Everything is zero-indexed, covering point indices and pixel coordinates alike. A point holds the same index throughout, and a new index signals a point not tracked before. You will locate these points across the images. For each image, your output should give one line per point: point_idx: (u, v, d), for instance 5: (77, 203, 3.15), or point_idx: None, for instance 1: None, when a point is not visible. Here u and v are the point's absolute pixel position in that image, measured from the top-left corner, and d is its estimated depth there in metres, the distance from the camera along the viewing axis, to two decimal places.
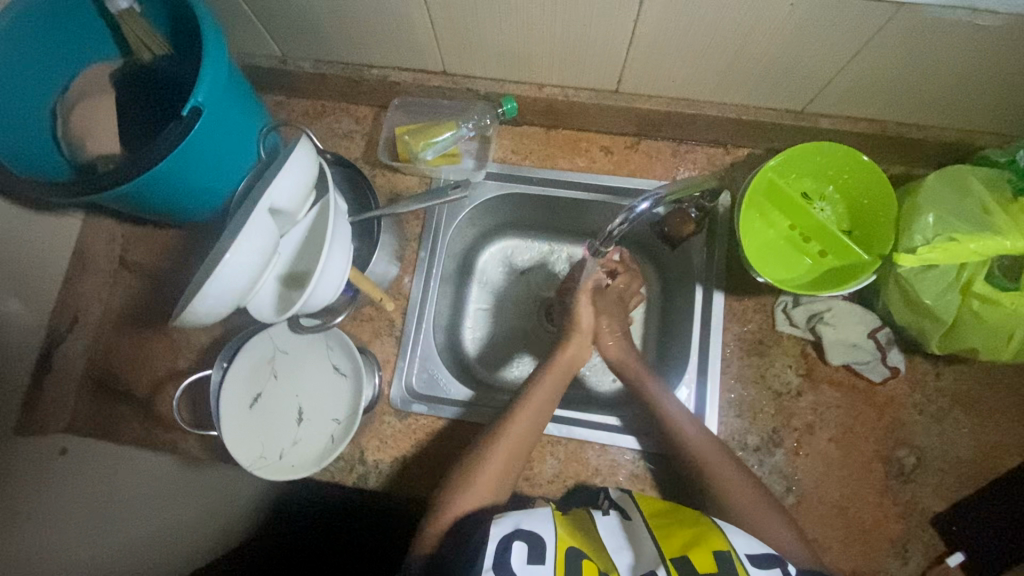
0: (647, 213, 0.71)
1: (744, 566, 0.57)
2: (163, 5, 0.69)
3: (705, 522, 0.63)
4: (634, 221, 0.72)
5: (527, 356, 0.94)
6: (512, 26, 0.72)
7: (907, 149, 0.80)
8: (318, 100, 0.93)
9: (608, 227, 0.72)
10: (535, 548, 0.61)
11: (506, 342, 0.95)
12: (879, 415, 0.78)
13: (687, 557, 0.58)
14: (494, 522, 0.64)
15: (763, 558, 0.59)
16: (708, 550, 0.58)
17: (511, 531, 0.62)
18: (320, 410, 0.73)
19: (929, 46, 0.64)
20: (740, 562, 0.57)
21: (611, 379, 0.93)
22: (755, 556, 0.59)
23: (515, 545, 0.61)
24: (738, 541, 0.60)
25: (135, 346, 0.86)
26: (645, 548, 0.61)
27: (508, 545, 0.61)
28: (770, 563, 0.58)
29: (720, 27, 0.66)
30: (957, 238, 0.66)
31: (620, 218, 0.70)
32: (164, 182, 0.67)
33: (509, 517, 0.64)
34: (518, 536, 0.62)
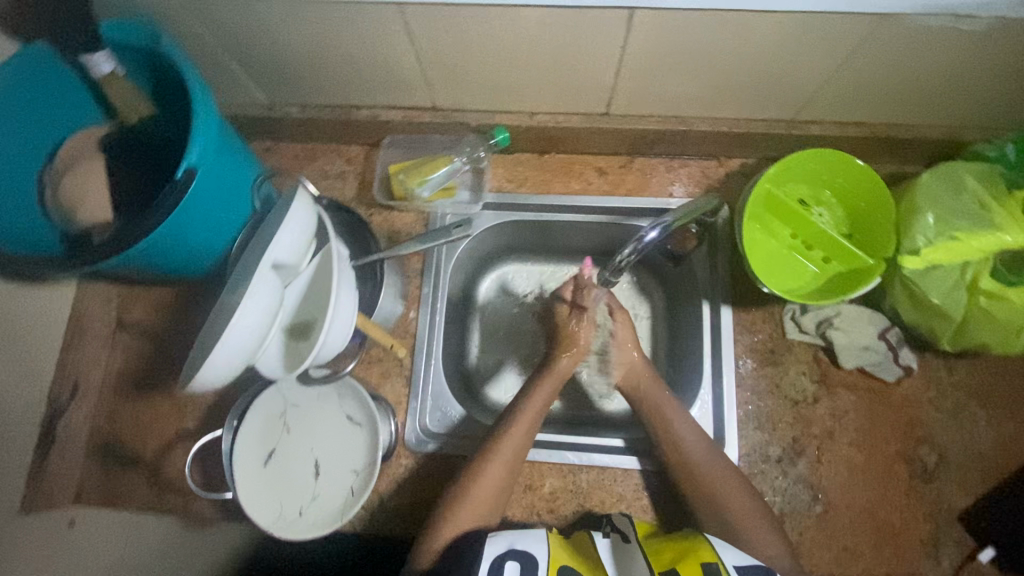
0: (656, 241, 0.71)
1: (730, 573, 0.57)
2: (148, 66, 0.69)
3: (696, 538, 0.62)
4: (643, 250, 0.72)
5: (513, 380, 0.92)
6: (499, 60, 0.73)
7: (899, 149, 0.80)
8: (309, 142, 0.92)
9: (618, 257, 0.74)
10: (526, 569, 0.60)
11: (501, 367, 0.93)
12: (897, 415, 0.78)
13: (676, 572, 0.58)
14: (486, 542, 0.64)
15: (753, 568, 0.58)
16: (696, 564, 0.58)
17: (505, 550, 0.62)
18: (337, 462, 0.71)
19: (913, 52, 0.65)
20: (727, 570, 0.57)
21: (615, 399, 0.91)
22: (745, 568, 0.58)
23: (507, 566, 0.60)
24: (727, 554, 0.59)
25: (139, 408, 0.84)
26: (636, 566, 0.60)
27: (501, 567, 0.60)
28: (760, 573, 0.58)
29: (707, 48, 0.67)
30: (959, 237, 0.67)
31: (629, 248, 0.72)
32: (162, 245, 0.66)
33: (503, 537, 0.64)
34: (512, 556, 0.61)
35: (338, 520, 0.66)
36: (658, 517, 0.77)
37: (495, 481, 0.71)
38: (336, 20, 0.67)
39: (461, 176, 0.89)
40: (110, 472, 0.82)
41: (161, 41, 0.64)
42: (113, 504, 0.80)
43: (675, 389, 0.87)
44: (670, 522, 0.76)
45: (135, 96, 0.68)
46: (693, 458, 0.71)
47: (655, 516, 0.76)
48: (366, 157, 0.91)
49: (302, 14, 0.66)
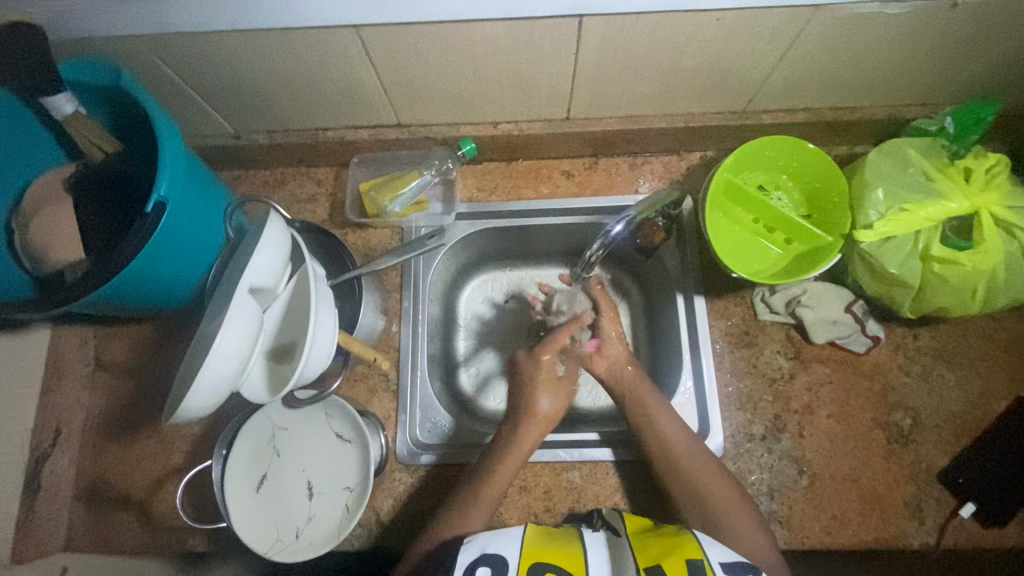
0: (621, 233, 0.76)
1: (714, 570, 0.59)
2: (111, 106, 0.69)
3: (682, 532, 0.64)
4: (610, 243, 0.78)
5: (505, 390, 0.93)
6: (459, 75, 0.75)
7: (846, 130, 0.84)
8: (279, 168, 0.93)
9: (588, 253, 0.80)
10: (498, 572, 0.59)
11: (492, 376, 0.94)
12: (870, 383, 0.81)
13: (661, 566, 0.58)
14: (460, 549, 0.63)
15: (736, 565, 0.60)
16: (681, 558, 0.59)
17: (477, 556, 0.61)
18: (330, 480, 0.71)
19: (847, 38, 0.69)
20: (712, 569, 0.59)
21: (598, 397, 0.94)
22: (729, 564, 0.60)
23: (479, 573, 0.60)
24: (713, 551, 0.61)
25: (124, 448, 0.83)
26: (625, 566, 0.60)
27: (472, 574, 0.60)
28: (744, 570, 0.60)
29: (656, 49, 0.70)
30: (908, 208, 0.70)
31: (598, 242, 0.77)
32: (137, 279, 0.66)
33: (476, 542, 0.63)
34: (484, 561, 0.61)
35: (336, 537, 0.66)
36: (652, 506, 0.78)
37: (490, 485, 0.72)
38: (295, 45, 0.68)
39: (427, 189, 0.90)
40: (100, 515, 0.80)
41: (121, 78, 0.65)
42: (105, 547, 0.79)
43: (659, 379, 0.89)
44: (665, 509, 0.78)
45: (97, 131, 0.69)
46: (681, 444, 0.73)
47: (650, 504, 0.78)
48: (337, 177, 0.92)
49: (261, 43, 0.68)
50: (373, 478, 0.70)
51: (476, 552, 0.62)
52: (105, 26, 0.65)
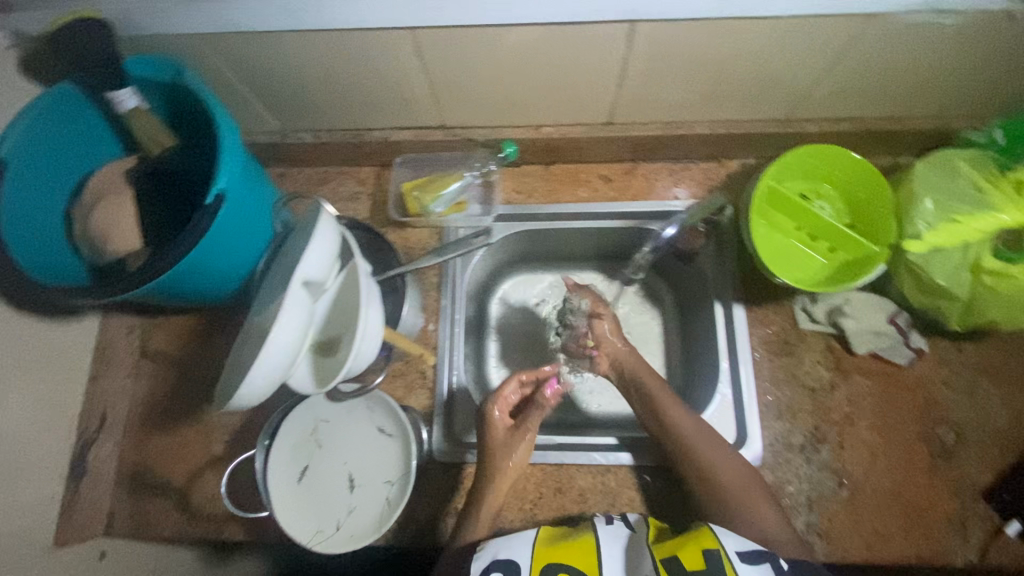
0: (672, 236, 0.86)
1: (733, 565, 0.58)
2: (173, 102, 0.72)
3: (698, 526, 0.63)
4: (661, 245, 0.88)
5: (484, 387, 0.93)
6: (506, 78, 0.76)
7: (891, 141, 0.84)
8: (321, 166, 0.95)
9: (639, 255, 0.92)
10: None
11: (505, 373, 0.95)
12: (913, 396, 0.80)
13: (678, 560, 0.59)
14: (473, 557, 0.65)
15: (755, 554, 0.60)
16: (696, 551, 0.59)
17: (489, 562, 0.63)
18: (370, 474, 0.72)
19: (898, 48, 0.69)
20: (730, 560, 0.58)
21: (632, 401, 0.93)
22: (746, 553, 0.60)
23: None
24: (729, 540, 0.60)
25: (165, 436, 0.85)
26: (639, 563, 0.62)
27: None
28: (761, 559, 0.60)
29: (704, 55, 0.71)
30: (959, 219, 0.69)
31: (649, 245, 0.89)
32: (193, 270, 0.68)
33: (487, 550, 0.65)
34: (497, 567, 0.63)
35: (377, 531, 0.66)
36: (687, 513, 0.77)
37: None
38: (351, 46, 0.70)
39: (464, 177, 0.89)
40: (142, 500, 0.82)
41: (184, 74, 0.67)
42: (146, 533, 0.80)
43: (695, 385, 0.89)
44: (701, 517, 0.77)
45: (155, 126, 0.71)
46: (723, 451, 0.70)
47: (685, 510, 0.77)
48: (377, 177, 0.94)
49: (318, 43, 0.69)
50: (415, 472, 0.70)
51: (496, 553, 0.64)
52: (172, 24, 0.67)
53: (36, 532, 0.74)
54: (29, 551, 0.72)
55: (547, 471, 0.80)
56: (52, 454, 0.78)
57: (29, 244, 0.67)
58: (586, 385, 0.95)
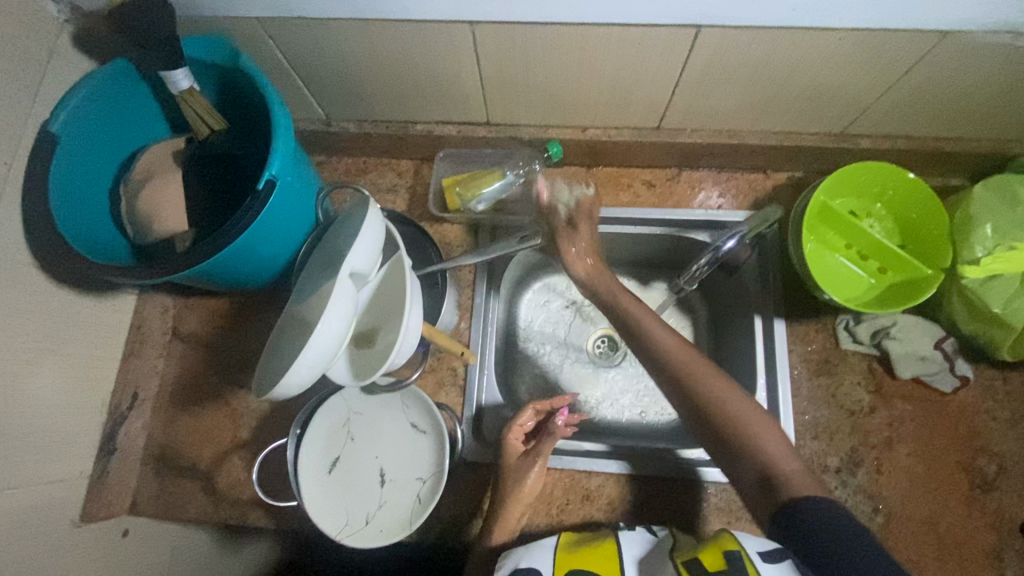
0: (732, 250, 0.78)
1: (754, 564, 0.54)
2: (225, 84, 0.71)
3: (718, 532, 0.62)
4: (718, 258, 0.79)
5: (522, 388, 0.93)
6: (560, 78, 0.75)
7: (946, 162, 0.82)
8: (362, 156, 0.94)
9: (694, 267, 0.81)
10: None
11: (538, 373, 0.94)
12: (955, 424, 0.78)
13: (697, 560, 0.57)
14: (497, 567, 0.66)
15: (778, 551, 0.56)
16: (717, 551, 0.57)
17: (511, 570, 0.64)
18: (401, 470, 0.71)
19: (970, 68, 0.67)
20: (752, 560, 0.55)
21: (664, 410, 0.91)
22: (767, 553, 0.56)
23: None
24: (749, 542, 0.58)
25: (195, 418, 0.85)
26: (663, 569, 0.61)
27: None
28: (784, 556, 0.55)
29: (767, 65, 0.69)
30: (1018, 248, 0.68)
31: (705, 257, 0.78)
32: (238, 256, 0.67)
33: (511, 559, 0.65)
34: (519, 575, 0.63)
35: (407, 528, 0.66)
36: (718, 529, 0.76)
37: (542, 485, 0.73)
38: (406, 36, 0.69)
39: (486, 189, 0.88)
40: (169, 481, 0.82)
41: (240, 58, 0.66)
42: (170, 514, 0.80)
43: None
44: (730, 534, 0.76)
45: (207, 109, 0.70)
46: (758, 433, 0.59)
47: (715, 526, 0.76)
48: (417, 169, 0.93)
49: (376, 34, 0.69)
50: (447, 471, 0.69)
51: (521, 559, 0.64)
52: (232, 6, 0.66)
53: (64, 506, 0.74)
54: (57, 525, 0.72)
55: (575, 477, 0.79)
56: (83, 430, 0.78)
57: (77, 218, 0.67)
58: (625, 384, 0.94)
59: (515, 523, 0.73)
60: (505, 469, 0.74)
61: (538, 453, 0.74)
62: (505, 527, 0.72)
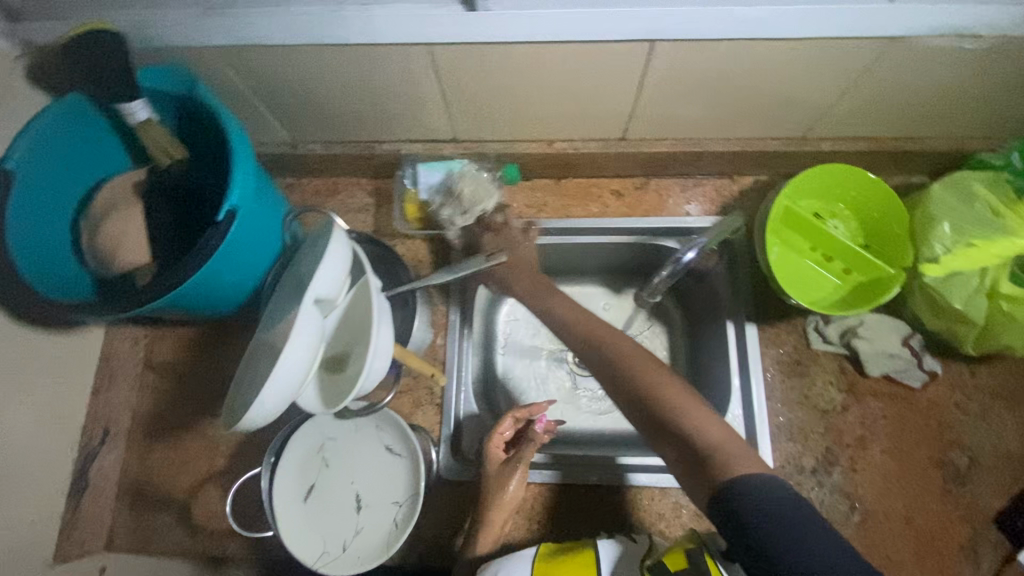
0: (692, 261, 0.76)
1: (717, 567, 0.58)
2: (184, 113, 0.71)
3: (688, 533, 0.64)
4: (678, 270, 0.77)
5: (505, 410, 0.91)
6: (521, 93, 0.75)
7: (906, 161, 0.83)
8: (330, 177, 0.94)
9: (656, 279, 0.80)
10: None
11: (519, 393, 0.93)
12: (926, 420, 0.79)
13: (663, 562, 0.60)
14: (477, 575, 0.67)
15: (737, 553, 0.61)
16: (682, 554, 0.60)
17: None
18: (378, 494, 0.71)
19: (922, 70, 0.68)
20: (713, 559, 0.59)
21: None
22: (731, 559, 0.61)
23: None
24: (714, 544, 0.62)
25: (169, 450, 0.83)
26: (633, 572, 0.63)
27: None
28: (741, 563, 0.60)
29: (723, 75, 0.70)
30: (977, 244, 0.69)
31: (667, 270, 0.78)
32: (202, 287, 0.66)
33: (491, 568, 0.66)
34: None
35: (384, 554, 0.65)
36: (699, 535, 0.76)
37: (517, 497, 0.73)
38: (364, 60, 0.69)
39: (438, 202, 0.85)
40: (144, 516, 0.81)
41: (196, 87, 0.66)
42: (147, 549, 0.79)
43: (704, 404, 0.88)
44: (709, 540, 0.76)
45: (167, 137, 0.70)
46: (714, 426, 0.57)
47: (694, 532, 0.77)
48: (386, 188, 0.93)
49: (332, 58, 0.68)
50: (423, 494, 0.69)
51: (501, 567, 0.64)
52: (184, 36, 0.66)
53: (36, 548, 0.73)
54: (28, 568, 0.71)
55: (556, 491, 0.79)
56: (54, 469, 0.77)
57: (38, 259, 0.66)
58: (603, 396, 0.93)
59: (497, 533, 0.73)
60: (484, 486, 0.74)
61: (518, 463, 0.73)
62: (486, 538, 0.72)
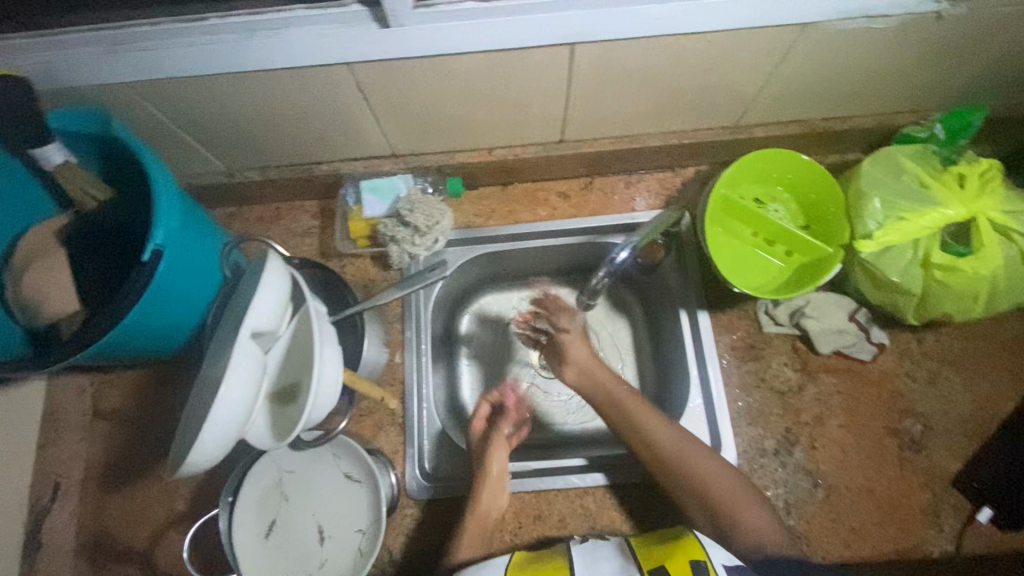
0: (627, 261, 0.72)
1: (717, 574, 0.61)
2: (102, 151, 0.68)
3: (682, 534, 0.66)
4: (615, 271, 0.73)
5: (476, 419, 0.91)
6: (451, 105, 0.74)
7: (838, 140, 0.85)
8: (273, 203, 0.92)
9: (592, 281, 0.75)
10: None
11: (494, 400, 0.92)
12: (878, 391, 0.81)
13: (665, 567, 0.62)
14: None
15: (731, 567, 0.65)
16: (684, 560, 0.62)
17: None
18: (341, 524, 0.70)
19: (839, 52, 0.69)
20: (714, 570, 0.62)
21: None
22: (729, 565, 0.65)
23: None
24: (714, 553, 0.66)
25: (124, 499, 0.80)
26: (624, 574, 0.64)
27: None
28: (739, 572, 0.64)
29: (646, 73, 0.70)
30: (907, 217, 0.71)
31: (603, 270, 0.73)
32: (135, 333, 0.64)
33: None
34: None
35: None
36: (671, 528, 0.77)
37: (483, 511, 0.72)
38: (285, 83, 0.67)
39: (386, 221, 0.83)
40: (104, 571, 0.78)
41: (111, 127, 0.64)
42: None
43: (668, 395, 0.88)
44: None
45: (88, 179, 0.67)
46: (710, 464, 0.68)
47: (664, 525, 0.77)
48: (331, 209, 0.92)
49: (251, 84, 0.67)
50: (385, 519, 0.68)
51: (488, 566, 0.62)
52: (92, 74, 0.64)
53: None
54: None
55: (525, 499, 0.78)
56: None
57: None
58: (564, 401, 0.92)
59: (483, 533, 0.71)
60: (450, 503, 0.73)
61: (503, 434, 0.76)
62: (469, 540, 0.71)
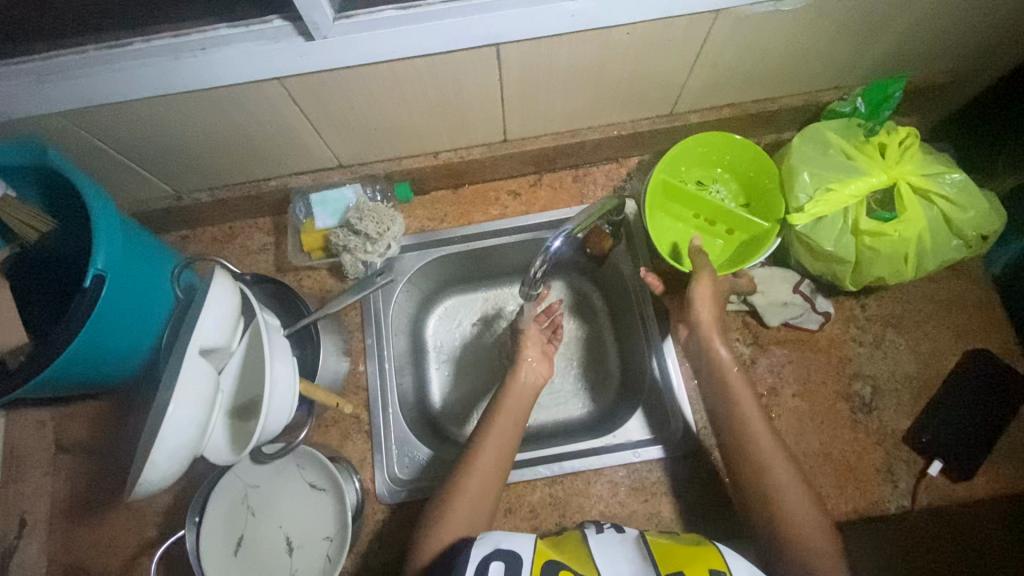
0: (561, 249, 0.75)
1: None
2: (39, 183, 0.69)
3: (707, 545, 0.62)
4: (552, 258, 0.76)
5: (448, 418, 0.93)
6: (388, 111, 0.76)
7: (770, 120, 0.89)
8: (226, 224, 0.93)
9: (531, 271, 0.77)
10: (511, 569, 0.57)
11: (466, 400, 0.94)
12: (828, 358, 0.84)
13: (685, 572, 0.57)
14: (473, 543, 0.61)
15: None
16: (704, 568, 0.58)
17: (491, 550, 0.59)
18: (309, 533, 0.70)
19: (755, 36, 0.72)
20: None
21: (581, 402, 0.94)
22: None
23: (493, 567, 0.57)
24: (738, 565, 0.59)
25: (92, 530, 0.80)
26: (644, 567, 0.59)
27: (485, 570, 0.57)
28: None
29: (575, 67, 0.73)
30: (834, 188, 0.74)
31: (540, 259, 0.75)
32: (86, 359, 0.64)
33: (489, 538, 0.61)
34: (498, 556, 0.58)
35: None
36: (640, 509, 0.78)
37: None
38: (221, 102, 0.68)
39: (338, 231, 0.83)
40: None
41: (47, 155, 0.63)
42: None
43: (631, 381, 0.91)
44: (647, 512, 0.78)
45: (26, 211, 0.67)
46: (750, 406, 0.71)
47: (633, 507, 0.78)
48: (285, 224, 0.92)
49: (186, 105, 0.68)
50: (351, 524, 0.69)
51: (457, 558, 0.61)
52: (21, 106, 0.64)
53: None
54: None
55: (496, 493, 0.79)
56: None
57: None
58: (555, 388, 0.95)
59: (516, 425, 0.74)
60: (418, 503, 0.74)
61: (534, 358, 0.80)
62: (499, 439, 0.72)
